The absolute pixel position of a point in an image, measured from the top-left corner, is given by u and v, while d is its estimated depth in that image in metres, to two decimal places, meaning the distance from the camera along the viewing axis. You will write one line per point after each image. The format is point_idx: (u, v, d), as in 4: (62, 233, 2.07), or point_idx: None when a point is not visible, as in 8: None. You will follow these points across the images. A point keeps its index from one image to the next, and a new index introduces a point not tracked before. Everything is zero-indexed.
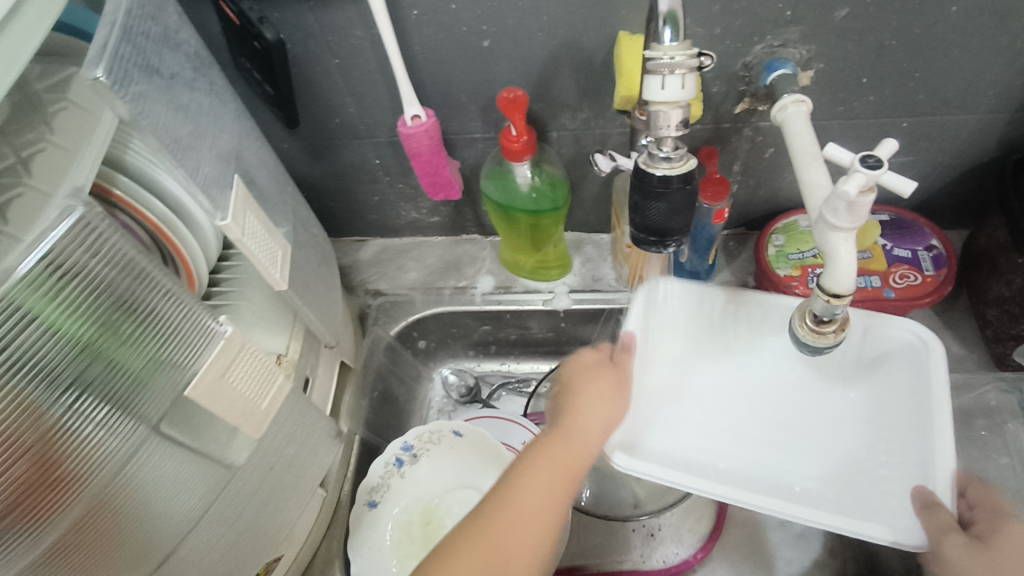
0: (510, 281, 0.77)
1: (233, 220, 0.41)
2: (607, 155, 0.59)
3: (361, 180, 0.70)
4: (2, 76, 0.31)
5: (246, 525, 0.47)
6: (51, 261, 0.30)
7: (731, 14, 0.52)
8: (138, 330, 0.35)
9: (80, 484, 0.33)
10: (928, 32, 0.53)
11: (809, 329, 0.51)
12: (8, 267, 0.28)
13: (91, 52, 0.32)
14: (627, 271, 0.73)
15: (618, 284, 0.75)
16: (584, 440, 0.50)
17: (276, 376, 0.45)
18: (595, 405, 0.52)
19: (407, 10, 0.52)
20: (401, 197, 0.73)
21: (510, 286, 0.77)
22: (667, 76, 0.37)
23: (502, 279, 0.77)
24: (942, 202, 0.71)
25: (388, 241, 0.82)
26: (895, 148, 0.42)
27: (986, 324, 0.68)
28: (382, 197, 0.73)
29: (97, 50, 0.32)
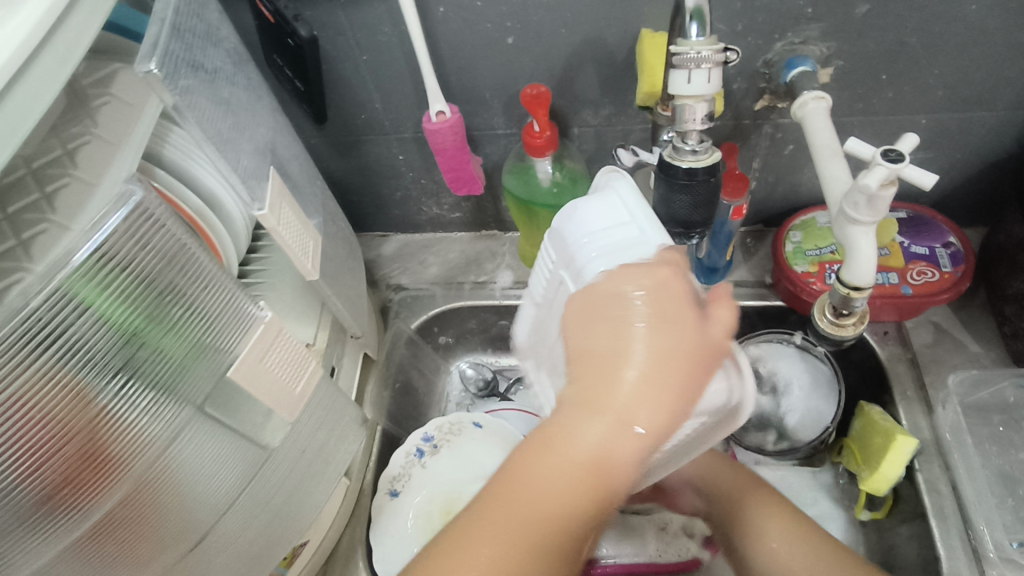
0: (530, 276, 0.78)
1: (270, 210, 0.42)
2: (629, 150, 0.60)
3: (385, 175, 0.71)
4: (59, 69, 0.32)
5: (281, 505, 0.48)
6: (104, 251, 0.31)
7: (752, 11, 0.53)
8: (182, 316, 0.36)
9: (124, 465, 0.35)
10: (949, 29, 0.54)
11: (828, 322, 0.52)
12: (64, 257, 0.30)
13: (143, 47, 0.34)
14: None
15: None
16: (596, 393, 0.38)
17: (309, 362, 0.46)
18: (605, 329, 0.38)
19: (435, 8, 0.53)
20: (423, 193, 0.74)
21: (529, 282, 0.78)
22: (693, 70, 0.38)
23: (521, 274, 0.78)
24: (961, 199, 0.72)
25: (410, 237, 0.83)
26: (916, 142, 0.43)
27: (1004, 320, 0.68)
28: (405, 193, 0.74)
29: (149, 44, 0.34)
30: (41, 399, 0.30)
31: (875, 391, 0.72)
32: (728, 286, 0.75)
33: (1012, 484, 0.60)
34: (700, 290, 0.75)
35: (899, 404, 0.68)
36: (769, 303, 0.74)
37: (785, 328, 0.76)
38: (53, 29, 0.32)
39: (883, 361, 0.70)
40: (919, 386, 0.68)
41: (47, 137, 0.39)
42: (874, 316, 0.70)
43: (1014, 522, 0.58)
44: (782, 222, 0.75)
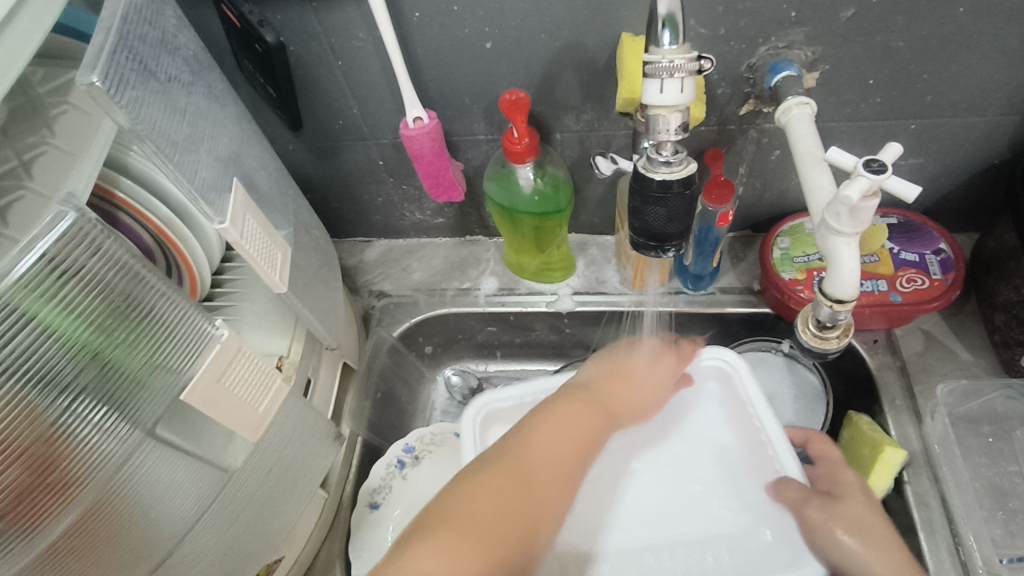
0: (514, 283, 0.77)
1: (232, 223, 0.41)
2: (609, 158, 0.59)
3: (365, 181, 0.70)
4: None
5: (245, 526, 0.47)
6: (48, 266, 0.30)
7: (735, 15, 0.52)
8: (135, 333, 0.35)
9: (76, 486, 0.33)
10: (936, 33, 0.52)
11: (812, 335, 0.51)
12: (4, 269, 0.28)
13: (87, 56, 0.33)
14: (631, 273, 0.73)
15: (622, 286, 0.75)
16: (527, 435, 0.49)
17: (273, 380, 0.45)
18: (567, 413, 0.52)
19: (410, 12, 0.52)
20: (405, 199, 0.73)
21: (512, 289, 0.77)
22: (665, 80, 0.37)
23: (506, 281, 0.77)
24: (952, 205, 0.70)
25: (393, 242, 0.82)
26: (899, 152, 0.42)
27: (995, 329, 0.66)
28: (386, 199, 0.73)
29: (92, 55, 0.32)
30: None
31: (864, 401, 0.70)
32: (715, 292, 0.74)
33: (1003, 497, 0.59)
34: (687, 297, 0.74)
35: (888, 415, 0.66)
36: (756, 309, 0.72)
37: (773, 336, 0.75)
38: None
39: (872, 370, 0.69)
40: (909, 396, 0.67)
41: (1, 147, 0.37)
42: (863, 324, 0.69)
43: (1004, 536, 0.57)
44: (770, 227, 0.74)
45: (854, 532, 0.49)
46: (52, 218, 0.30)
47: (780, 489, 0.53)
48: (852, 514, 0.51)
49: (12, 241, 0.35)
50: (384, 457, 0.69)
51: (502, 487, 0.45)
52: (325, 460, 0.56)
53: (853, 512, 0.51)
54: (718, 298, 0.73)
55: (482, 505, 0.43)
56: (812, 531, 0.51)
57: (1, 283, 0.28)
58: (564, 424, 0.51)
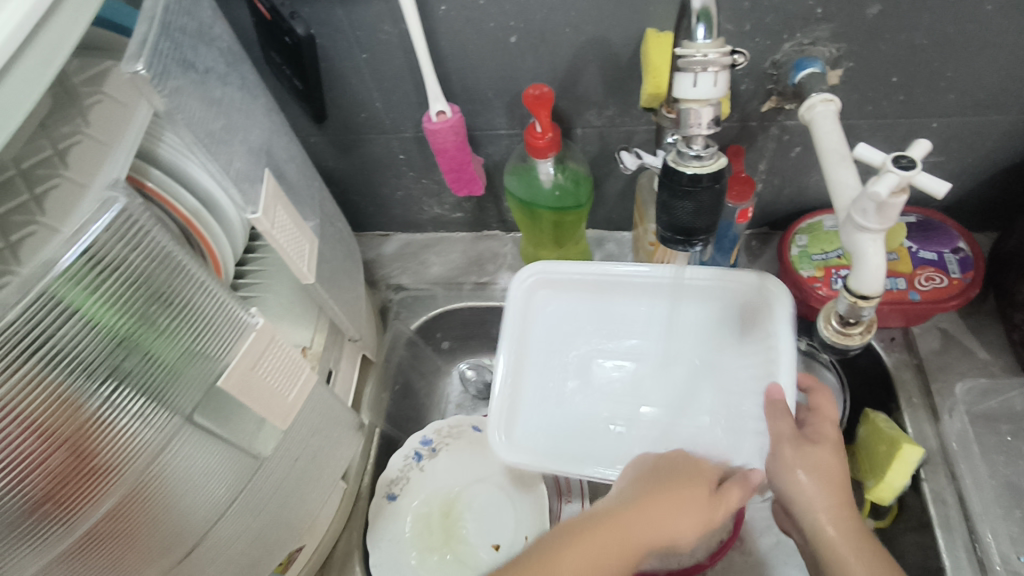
0: None
1: (264, 213, 0.42)
2: (632, 152, 0.58)
3: (385, 175, 0.70)
4: (43, 68, 0.31)
5: (272, 514, 0.47)
6: (91, 257, 0.30)
7: (761, 11, 0.52)
8: (172, 323, 0.35)
9: (114, 473, 0.34)
10: (962, 30, 0.52)
11: (835, 330, 0.51)
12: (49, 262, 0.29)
13: (130, 45, 0.33)
14: None
15: None
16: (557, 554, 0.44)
17: (302, 369, 0.45)
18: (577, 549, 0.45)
19: (436, 6, 0.52)
20: (424, 192, 0.73)
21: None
22: (699, 73, 0.37)
23: None
24: (971, 204, 0.70)
25: (411, 237, 0.82)
26: (927, 148, 0.42)
27: (1013, 328, 0.66)
28: (406, 192, 0.73)
29: (137, 45, 0.33)
30: (28, 411, 0.29)
31: (881, 398, 0.70)
32: None
33: (1020, 496, 0.59)
34: None
35: (905, 412, 0.66)
36: None
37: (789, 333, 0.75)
38: (38, 27, 0.31)
39: (889, 368, 0.69)
40: (926, 394, 0.67)
41: (37, 137, 0.37)
42: (880, 322, 0.69)
43: (1022, 534, 0.58)
44: (788, 225, 0.74)
45: (809, 471, 0.51)
46: (98, 208, 0.31)
47: (772, 415, 0.54)
48: (818, 460, 0.51)
49: (50, 227, 0.34)
50: (402, 451, 0.69)
51: None
52: (348, 451, 0.57)
53: (822, 459, 0.51)
54: None
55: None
56: (776, 460, 0.53)
57: (47, 273, 0.29)
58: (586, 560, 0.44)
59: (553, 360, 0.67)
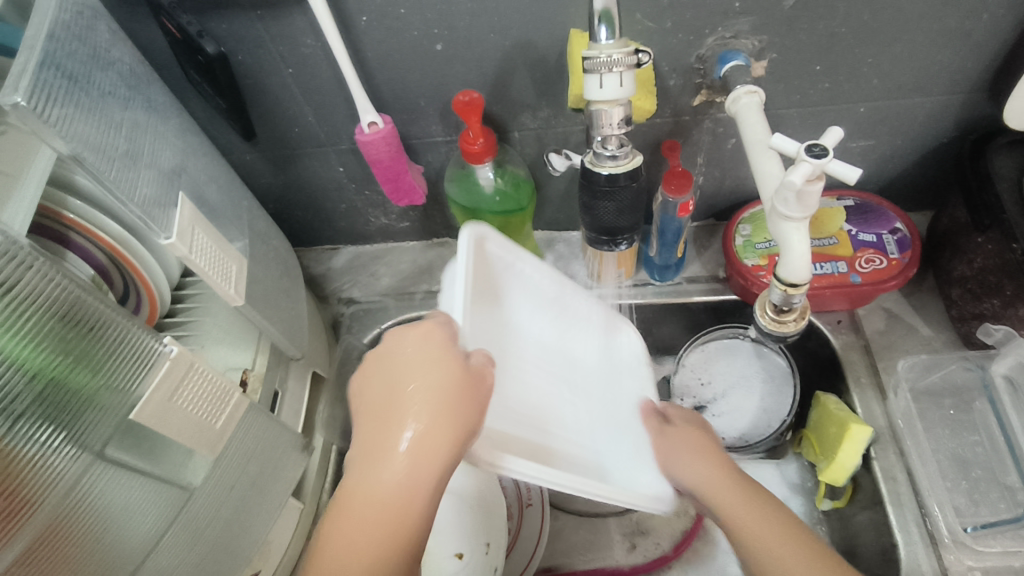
0: None
1: (178, 237, 0.41)
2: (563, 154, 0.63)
3: (326, 189, 0.70)
4: None
5: (213, 542, 0.46)
6: None
7: (680, 8, 0.52)
8: (77, 355, 0.34)
9: (23, 516, 0.32)
10: (877, 17, 0.53)
11: (770, 319, 0.51)
12: None
13: (8, 76, 0.32)
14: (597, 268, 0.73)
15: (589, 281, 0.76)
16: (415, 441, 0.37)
17: (232, 395, 0.45)
18: (416, 407, 0.38)
19: (357, 17, 0.52)
20: (368, 204, 0.73)
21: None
22: (604, 75, 0.37)
23: None
24: (906, 185, 0.72)
25: (360, 248, 0.81)
26: (840, 136, 0.42)
27: (951, 304, 0.68)
28: (350, 205, 0.73)
29: (17, 74, 0.32)
30: None
31: (831, 380, 0.72)
32: (682, 283, 0.75)
33: (964, 467, 0.61)
34: (654, 288, 0.75)
35: (854, 393, 0.68)
36: (722, 297, 0.73)
37: (740, 321, 0.76)
38: None
39: (837, 350, 0.70)
40: (873, 373, 0.68)
41: None
42: (826, 305, 0.70)
43: (967, 504, 0.59)
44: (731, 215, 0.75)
45: (668, 468, 0.52)
46: None
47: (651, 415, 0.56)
48: (682, 441, 0.53)
49: None
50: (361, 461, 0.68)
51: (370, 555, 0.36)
52: (296, 470, 0.56)
53: (684, 438, 0.53)
54: (684, 288, 0.74)
55: (365, 507, 0.37)
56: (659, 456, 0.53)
57: None
58: (429, 441, 0.37)
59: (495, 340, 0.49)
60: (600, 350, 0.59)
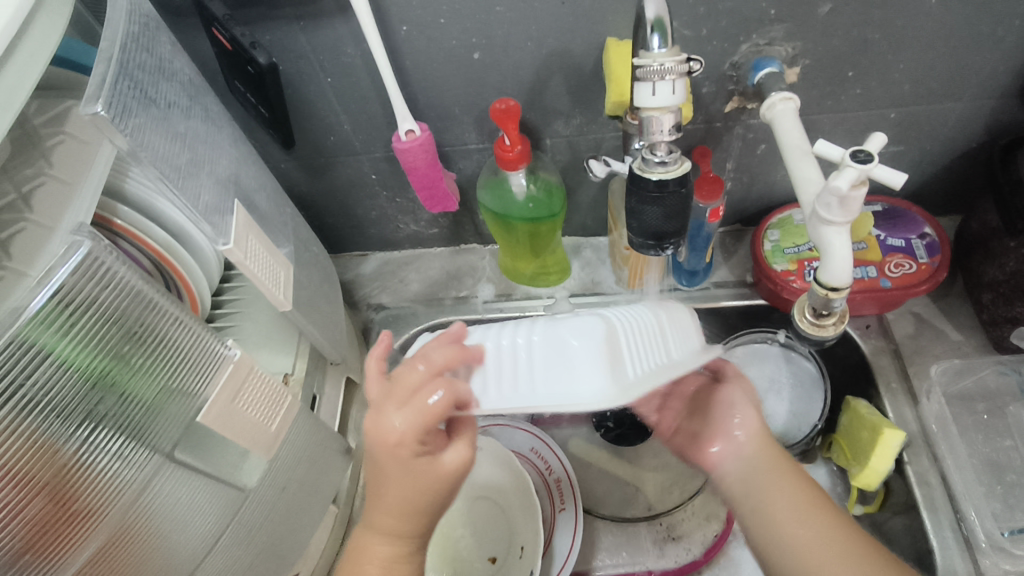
0: (511, 288, 0.78)
1: (236, 243, 0.42)
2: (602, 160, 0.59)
3: (359, 196, 0.70)
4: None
5: (264, 544, 0.47)
6: (62, 299, 0.30)
7: (716, 16, 0.53)
8: (149, 360, 0.35)
9: (97, 515, 0.33)
10: (910, 24, 0.54)
11: (809, 322, 0.52)
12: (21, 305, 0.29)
13: (89, 87, 0.33)
14: (626, 273, 0.73)
15: (617, 287, 0.76)
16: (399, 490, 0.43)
17: (284, 398, 0.45)
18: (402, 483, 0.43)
19: (397, 26, 0.53)
20: (399, 211, 0.74)
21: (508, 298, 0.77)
22: (657, 82, 0.38)
23: (502, 287, 0.78)
24: (934, 189, 0.72)
25: (388, 255, 0.82)
26: (883, 141, 0.43)
27: (983, 309, 0.68)
28: (381, 212, 0.73)
29: (96, 85, 0.33)
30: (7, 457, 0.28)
31: (861, 385, 0.72)
32: (710, 287, 0.76)
33: (1000, 471, 0.61)
34: (682, 293, 0.75)
35: (885, 398, 0.68)
36: (751, 302, 0.74)
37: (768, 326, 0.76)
38: None
39: (867, 355, 0.71)
40: (904, 378, 0.69)
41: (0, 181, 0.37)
42: (856, 310, 0.70)
43: (1003, 509, 0.59)
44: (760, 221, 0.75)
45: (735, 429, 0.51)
46: (63, 253, 0.30)
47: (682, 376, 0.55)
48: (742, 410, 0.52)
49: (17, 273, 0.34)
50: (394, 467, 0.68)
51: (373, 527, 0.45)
52: (336, 475, 0.57)
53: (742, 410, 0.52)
54: (712, 292, 0.75)
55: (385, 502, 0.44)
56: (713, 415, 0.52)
57: (17, 319, 0.28)
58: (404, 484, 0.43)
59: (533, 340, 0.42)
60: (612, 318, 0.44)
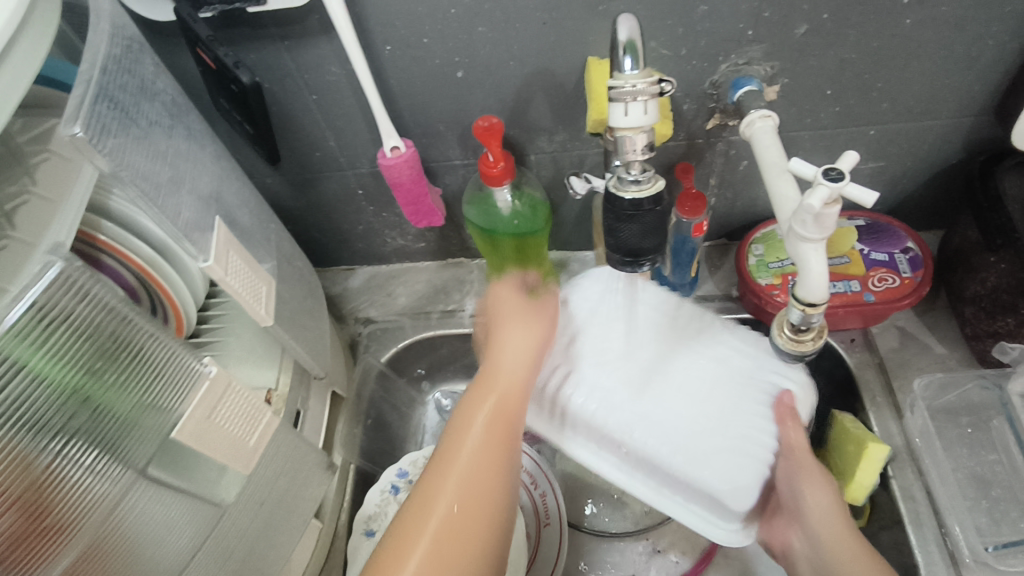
0: None
1: (215, 261, 0.42)
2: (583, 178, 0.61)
3: (346, 211, 0.71)
4: None
5: (242, 560, 0.47)
6: (37, 314, 0.30)
7: (694, 36, 0.53)
8: (124, 376, 0.36)
9: (70, 531, 0.33)
10: (886, 44, 0.55)
11: (788, 338, 0.52)
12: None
13: (68, 108, 0.33)
14: None
15: None
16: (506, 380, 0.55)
17: (262, 414, 0.45)
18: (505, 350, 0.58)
19: (382, 46, 0.53)
20: (387, 225, 0.74)
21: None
22: (630, 103, 0.38)
23: None
24: (916, 204, 0.73)
25: (376, 269, 0.82)
26: (856, 160, 0.43)
27: (965, 322, 0.68)
28: (369, 226, 0.74)
29: (74, 107, 0.33)
30: None
31: (847, 398, 0.72)
32: (696, 302, 0.76)
33: (984, 486, 0.61)
34: None
35: (869, 411, 0.68)
36: (737, 315, 0.75)
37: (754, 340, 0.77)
38: None
39: (852, 369, 0.71)
40: (889, 392, 0.69)
41: None
42: (840, 323, 0.71)
43: (988, 523, 0.59)
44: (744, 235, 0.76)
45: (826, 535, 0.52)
46: (36, 270, 0.30)
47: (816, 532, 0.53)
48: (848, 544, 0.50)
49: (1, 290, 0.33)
50: (379, 482, 0.68)
51: (490, 442, 0.51)
52: (318, 490, 0.57)
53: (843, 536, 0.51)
54: (698, 307, 0.75)
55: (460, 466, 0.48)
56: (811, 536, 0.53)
57: None
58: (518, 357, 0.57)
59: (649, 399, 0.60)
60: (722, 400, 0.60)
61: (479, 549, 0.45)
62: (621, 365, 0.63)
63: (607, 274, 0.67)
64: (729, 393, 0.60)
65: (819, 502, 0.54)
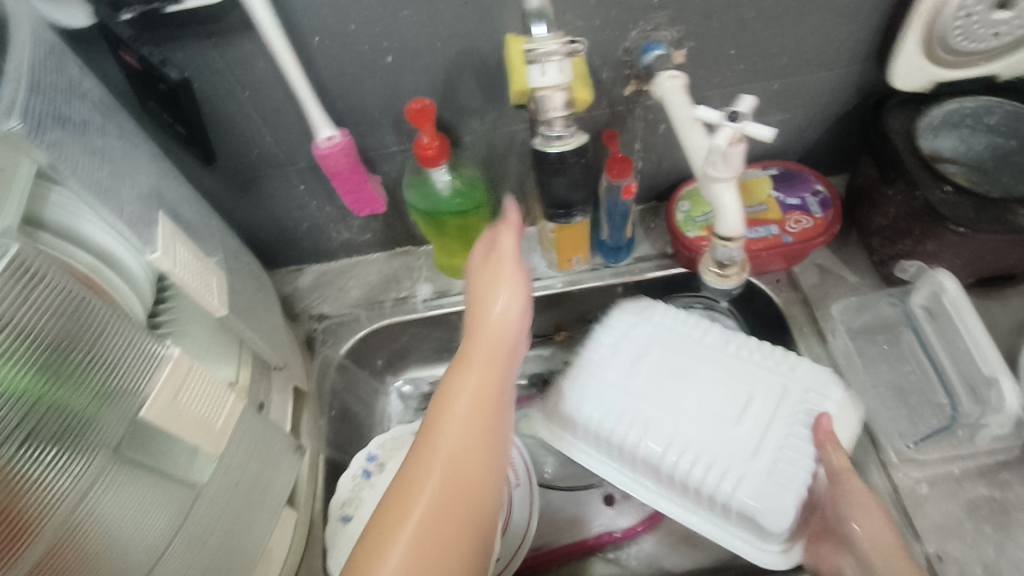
0: (448, 285, 0.80)
1: (164, 252, 0.43)
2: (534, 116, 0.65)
3: (289, 208, 0.72)
4: None
5: (220, 543, 0.48)
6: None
7: (603, 7, 0.58)
8: (87, 360, 0.36)
9: (48, 513, 0.34)
10: (776, 2, 0.60)
11: (714, 274, 0.57)
12: None
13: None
14: (557, 257, 0.77)
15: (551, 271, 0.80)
16: (467, 384, 0.48)
17: (226, 398, 0.47)
18: (472, 369, 0.49)
19: (309, 37, 0.55)
20: (331, 219, 0.75)
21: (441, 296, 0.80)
22: (546, 63, 0.42)
23: (440, 283, 0.80)
24: (823, 150, 0.79)
25: (325, 266, 0.83)
26: (753, 103, 0.48)
27: (872, 252, 0.75)
28: (313, 222, 0.75)
29: (6, 101, 0.34)
30: None
31: (779, 335, 0.78)
32: (635, 262, 0.80)
33: (903, 395, 0.67)
34: (611, 270, 0.80)
35: (799, 343, 0.74)
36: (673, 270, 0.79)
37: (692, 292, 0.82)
38: None
39: (781, 307, 0.77)
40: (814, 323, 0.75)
41: None
42: (765, 266, 0.77)
43: (909, 427, 0.65)
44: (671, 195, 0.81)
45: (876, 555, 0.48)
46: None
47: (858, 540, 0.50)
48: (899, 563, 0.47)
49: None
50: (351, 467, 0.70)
51: (455, 485, 0.43)
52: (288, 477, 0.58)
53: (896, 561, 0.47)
54: (638, 267, 0.80)
55: (442, 444, 0.44)
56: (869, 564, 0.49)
57: None
58: (470, 431, 0.45)
59: (676, 420, 0.58)
60: (755, 424, 0.57)
61: (473, 554, 0.42)
62: (659, 390, 0.60)
63: (638, 306, 0.67)
64: (761, 404, 0.58)
65: (866, 530, 0.49)
